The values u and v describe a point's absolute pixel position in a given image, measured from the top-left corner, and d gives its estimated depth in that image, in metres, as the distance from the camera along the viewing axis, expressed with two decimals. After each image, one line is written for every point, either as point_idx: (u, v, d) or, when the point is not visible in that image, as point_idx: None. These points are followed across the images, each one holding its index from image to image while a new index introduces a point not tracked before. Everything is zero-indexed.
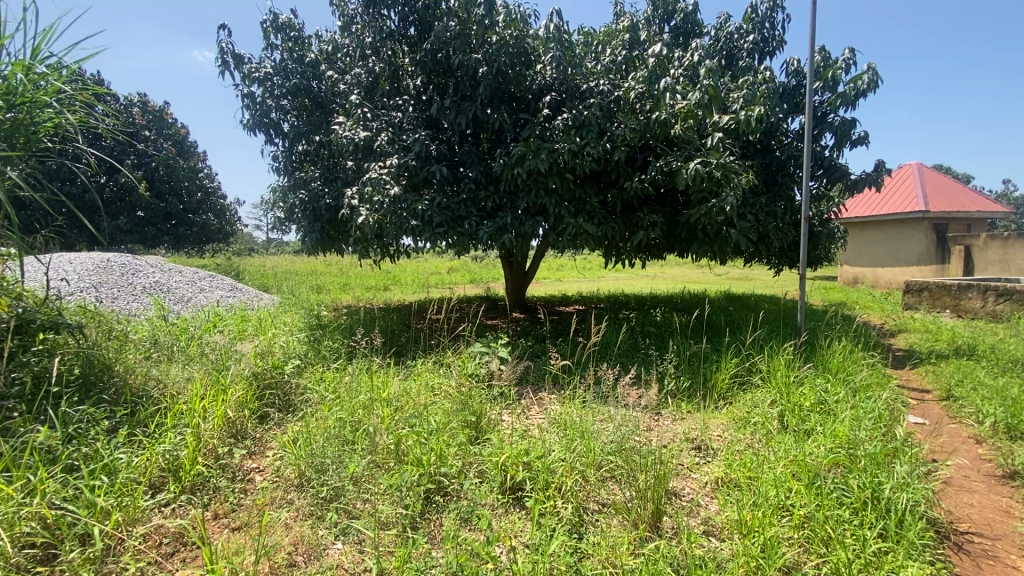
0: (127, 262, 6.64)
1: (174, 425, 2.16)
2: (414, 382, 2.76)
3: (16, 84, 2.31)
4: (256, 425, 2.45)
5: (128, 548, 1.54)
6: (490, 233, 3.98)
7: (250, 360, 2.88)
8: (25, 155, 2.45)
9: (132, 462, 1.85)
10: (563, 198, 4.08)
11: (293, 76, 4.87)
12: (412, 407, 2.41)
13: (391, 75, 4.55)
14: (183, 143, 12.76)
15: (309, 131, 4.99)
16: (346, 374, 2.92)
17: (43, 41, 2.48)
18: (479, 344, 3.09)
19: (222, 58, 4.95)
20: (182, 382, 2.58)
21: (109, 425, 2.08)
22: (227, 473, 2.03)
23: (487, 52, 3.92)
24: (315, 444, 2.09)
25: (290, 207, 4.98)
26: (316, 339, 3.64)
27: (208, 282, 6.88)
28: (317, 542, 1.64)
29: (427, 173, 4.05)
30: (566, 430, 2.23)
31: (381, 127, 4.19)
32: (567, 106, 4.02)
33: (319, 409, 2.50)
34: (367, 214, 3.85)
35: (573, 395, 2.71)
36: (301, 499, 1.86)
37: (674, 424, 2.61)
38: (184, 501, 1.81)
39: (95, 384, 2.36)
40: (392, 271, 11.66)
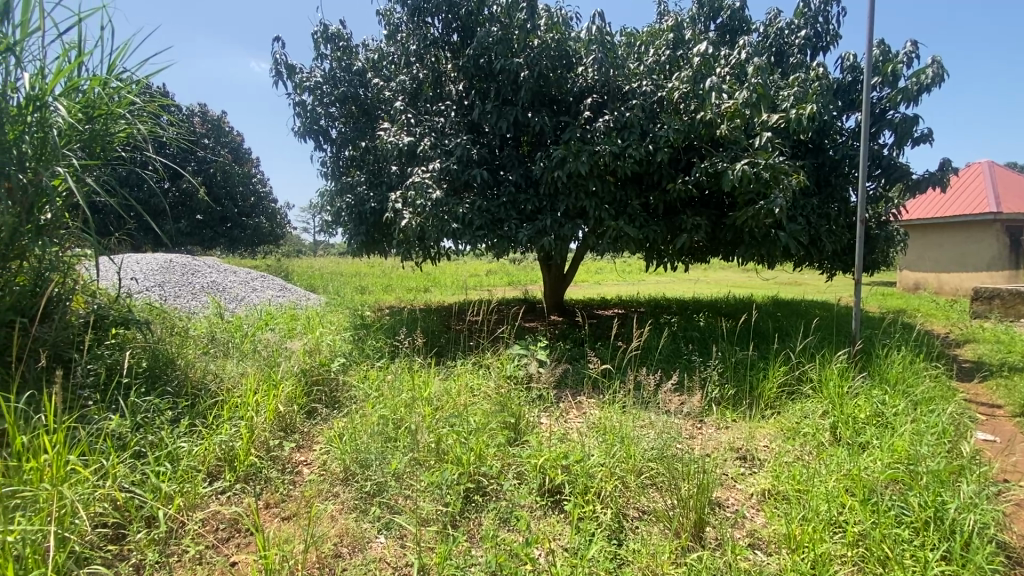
0: (187, 262, 7.06)
1: (230, 417, 2.28)
2: (454, 382, 2.80)
3: (94, 98, 2.52)
4: (305, 420, 2.56)
5: (188, 532, 1.64)
6: (530, 236, 4.00)
7: (299, 357, 3.02)
8: (102, 162, 2.65)
9: (192, 451, 1.96)
10: (604, 200, 4.04)
11: (341, 84, 5.09)
12: (452, 407, 2.45)
13: (435, 81, 4.65)
14: (238, 149, 13.43)
15: (356, 137, 5.18)
16: (389, 373, 3.00)
17: (119, 57, 2.70)
18: (517, 346, 3.10)
19: (276, 69, 5.20)
20: (237, 376, 2.73)
21: (172, 415, 2.23)
22: (278, 465, 2.12)
23: (529, 56, 3.95)
24: (359, 441, 2.16)
25: (336, 211, 5.18)
26: (360, 338, 3.76)
27: (259, 282, 7.20)
28: (362, 535, 1.69)
29: (467, 176, 4.12)
30: (605, 435, 2.20)
31: (424, 132, 4.31)
32: (610, 108, 3.99)
33: (363, 406, 2.59)
34: (411, 216, 3.94)
35: (613, 400, 2.68)
36: (346, 493, 1.92)
37: (718, 432, 2.54)
38: (239, 490, 1.91)
39: (161, 376, 2.51)
40: (432, 273, 11.94)
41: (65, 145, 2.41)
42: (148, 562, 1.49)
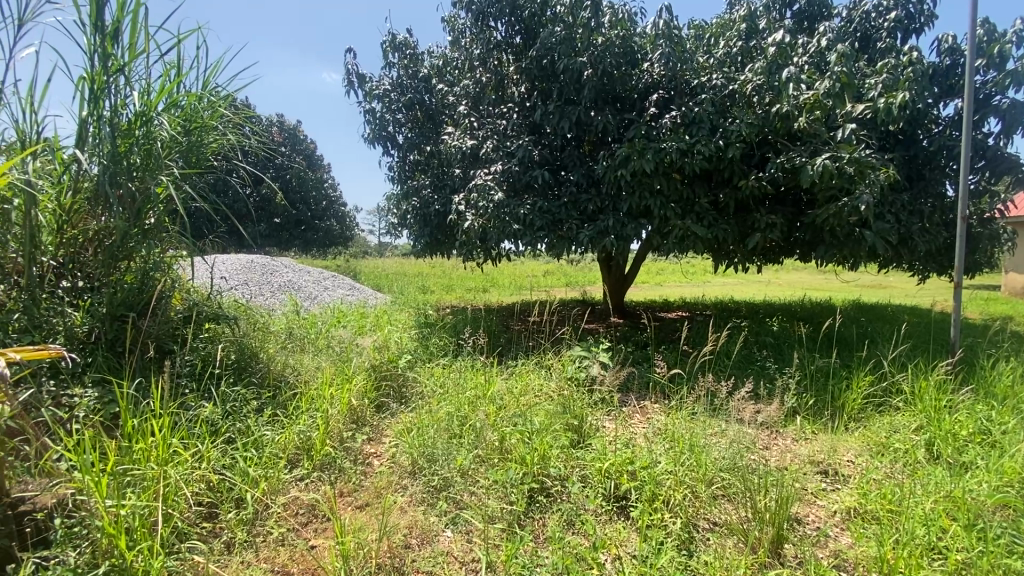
0: (267, 262, 7.57)
1: (307, 408, 2.41)
2: (517, 382, 2.81)
3: (192, 111, 2.75)
4: (375, 413, 2.67)
5: (272, 514, 1.74)
6: (591, 236, 3.95)
7: (369, 354, 3.16)
8: (198, 171, 2.90)
9: (275, 439, 2.10)
10: (670, 199, 3.92)
11: (408, 91, 5.30)
12: (516, 406, 2.46)
13: (497, 84, 4.69)
14: (312, 156, 14.26)
15: (421, 142, 5.36)
16: (453, 371, 3.07)
17: (212, 74, 2.94)
18: (579, 348, 3.07)
19: (348, 79, 5.47)
20: (313, 370, 2.89)
21: (257, 404, 2.39)
22: (351, 455, 2.22)
23: (593, 54, 3.90)
24: (426, 436, 2.23)
25: (402, 213, 5.40)
26: (425, 336, 3.88)
27: (330, 282, 7.59)
28: (430, 528, 1.74)
29: (529, 177, 4.14)
30: (673, 442, 2.13)
31: (487, 135, 4.43)
32: (677, 104, 3.86)
33: (429, 402, 2.66)
34: (473, 218, 4.05)
35: (680, 406, 2.59)
36: (414, 486, 1.98)
37: (796, 444, 2.39)
38: (316, 477, 2.02)
39: (247, 367, 2.70)
40: (492, 273, 12.09)
41: (167, 156, 2.63)
42: (238, 541, 1.60)
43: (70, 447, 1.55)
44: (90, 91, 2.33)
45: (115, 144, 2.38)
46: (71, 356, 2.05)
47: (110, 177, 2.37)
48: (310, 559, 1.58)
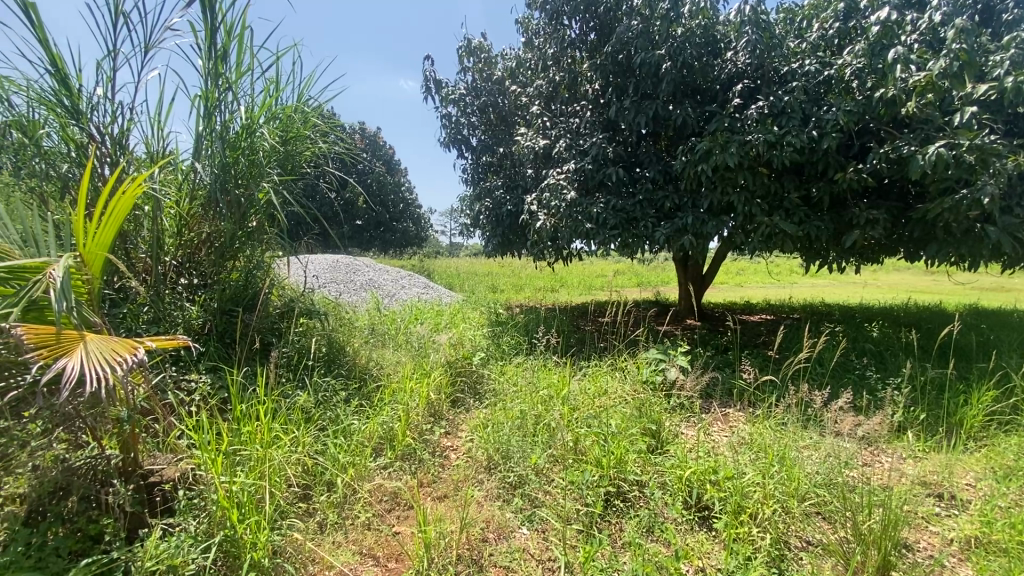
0: (350, 262, 8.04)
1: (389, 400, 2.54)
2: (591, 383, 2.78)
3: (290, 122, 2.98)
4: (451, 408, 2.75)
5: (359, 499, 1.85)
6: (668, 235, 3.83)
7: (445, 351, 3.26)
8: (294, 177, 3.14)
9: (361, 428, 2.22)
10: (755, 194, 3.70)
11: (482, 94, 5.42)
12: (591, 407, 2.43)
13: (571, 83, 4.63)
14: (391, 162, 14.97)
15: (494, 144, 5.46)
16: (526, 370, 3.09)
17: (306, 86, 3.16)
18: (654, 350, 2.98)
19: (426, 85, 5.69)
20: (394, 364, 3.03)
21: (344, 395, 2.55)
22: (430, 448, 2.31)
23: (672, 46, 3.76)
24: (501, 433, 2.27)
25: (475, 214, 5.53)
26: (497, 334, 3.94)
27: (407, 281, 7.92)
28: (507, 524, 1.76)
29: (602, 175, 4.07)
30: (760, 452, 2.01)
31: (560, 134, 4.46)
32: (764, 94, 3.63)
33: (503, 399, 2.70)
34: (545, 218, 4.11)
35: (767, 414, 2.43)
36: (490, 481, 2.02)
37: (904, 462, 2.16)
38: (398, 467, 2.12)
39: (335, 360, 2.88)
40: (561, 273, 12.04)
41: (268, 164, 2.88)
42: (330, 522, 1.71)
43: (190, 427, 1.73)
44: (204, 108, 2.59)
45: (226, 155, 2.63)
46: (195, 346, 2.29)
47: (221, 185, 2.62)
48: (394, 545, 1.66)
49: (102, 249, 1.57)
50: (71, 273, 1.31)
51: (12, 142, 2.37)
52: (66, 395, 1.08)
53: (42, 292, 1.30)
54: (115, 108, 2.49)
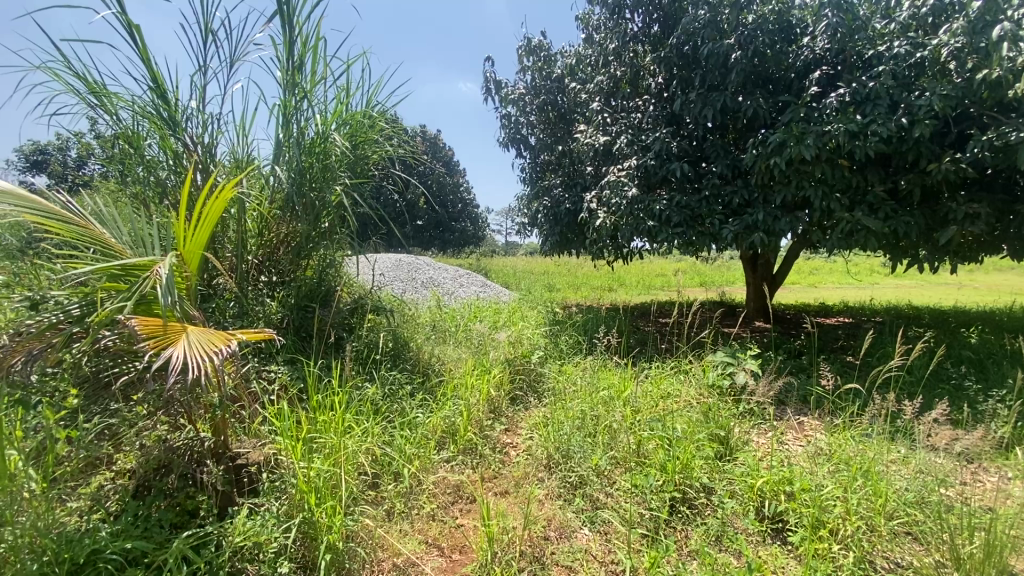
0: (410, 261, 8.28)
1: (451, 395, 2.60)
2: (653, 385, 2.71)
3: (360, 127, 3.11)
4: (510, 405, 2.77)
5: (424, 491, 1.91)
6: (736, 232, 3.66)
7: (504, 349, 3.29)
8: (363, 180, 3.28)
9: (426, 421, 2.29)
10: (835, 188, 3.47)
11: (542, 93, 5.43)
12: (654, 410, 2.37)
13: (633, 77, 4.52)
14: (450, 163, 15.29)
15: (553, 142, 5.45)
16: (585, 370, 3.06)
17: (375, 92, 3.29)
18: (721, 353, 2.86)
19: (487, 86, 5.77)
20: (455, 361, 3.10)
21: (409, 389, 2.64)
22: (490, 444, 2.34)
23: (742, 35, 3.59)
24: (562, 432, 2.26)
25: (533, 212, 5.53)
26: (556, 333, 3.93)
27: (464, 279, 8.07)
28: (568, 523, 1.75)
29: (666, 171, 3.95)
30: (840, 464, 1.88)
31: (621, 130, 4.38)
32: (845, 80, 3.39)
33: (563, 398, 2.69)
34: (605, 216, 4.07)
35: (847, 424, 2.27)
36: (551, 480, 2.02)
37: (1011, 484, 1.95)
38: (461, 461, 2.16)
39: (401, 354, 2.99)
40: (619, 272, 11.80)
41: (340, 168, 3.03)
42: (397, 511, 1.78)
43: (272, 414, 1.86)
44: (283, 116, 2.77)
45: (302, 159, 2.79)
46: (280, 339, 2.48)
47: (298, 188, 2.79)
48: (458, 537, 1.70)
49: (198, 248, 1.72)
50: (174, 271, 1.45)
51: (122, 153, 2.65)
52: (171, 378, 1.21)
53: (149, 288, 1.44)
54: (207, 119, 2.70)
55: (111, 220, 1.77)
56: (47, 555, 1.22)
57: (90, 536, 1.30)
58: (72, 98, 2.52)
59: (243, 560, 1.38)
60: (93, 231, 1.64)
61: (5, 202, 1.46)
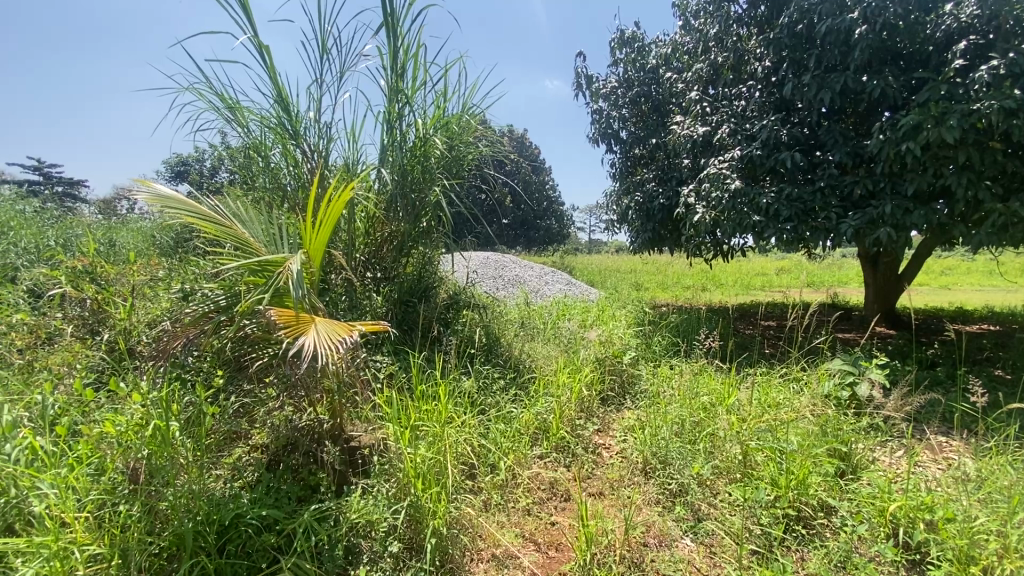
0: (498, 259, 8.36)
1: (543, 392, 2.60)
2: (759, 392, 2.52)
3: (456, 130, 3.21)
4: (601, 406, 2.72)
5: (520, 485, 1.94)
6: (856, 227, 3.31)
7: (595, 348, 3.23)
8: (459, 180, 3.39)
9: (520, 417, 2.32)
10: (984, 175, 3.01)
11: (635, 85, 5.28)
12: (761, 419, 2.20)
13: (736, 62, 4.22)
14: (536, 161, 15.36)
15: (646, 135, 5.26)
16: (682, 373, 2.92)
17: (471, 95, 3.38)
18: (839, 361, 2.59)
19: (578, 82, 5.73)
20: (545, 358, 3.11)
21: (502, 384, 2.69)
22: (583, 443, 2.31)
23: (867, 7, 3.22)
24: (659, 436, 2.17)
25: (624, 209, 5.33)
26: (648, 333, 3.79)
27: (550, 278, 8.00)
28: (668, 532, 1.68)
29: (774, 162, 3.66)
30: (994, 494, 1.63)
31: (722, 119, 4.13)
32: (1001, 50, 2.91)
33: (658, 401, 2.59)
34: (704, 211, 3.89)
35: (1000, 449, 1.96)
36: (648, 485, 1.95)
37: None
38: (554, 458, 2.16)
39: (493, 350, 3.06)
40: (712, 271, 11.15)
41: (438, 169, 3.14)
42: (495, 502, 1.82)
43: (381, 401, 1.98)
44: (386, 121, 2.93)
45: (403, 162, 2.94)
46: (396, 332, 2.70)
47: (400, 190, 2.94)
48: (555, 534, 1.71)
49: (320, 246, 1.88)
50: (302, 267, 1.59)
51: (253, 161, 2.95)
52: (305, 363, 1.35)
53: (282, 283, 1.59)
54: (322, 127, 2.92)
55: (249, 221, 1.98)
56: (200, 515, 1.38)
57: (234, 501, 1.47)
58: (213, 114, 2.85)
59: (358, 536, 1.49)
60: (236, 231, 1.84)
61: (170, 207, 1.79)
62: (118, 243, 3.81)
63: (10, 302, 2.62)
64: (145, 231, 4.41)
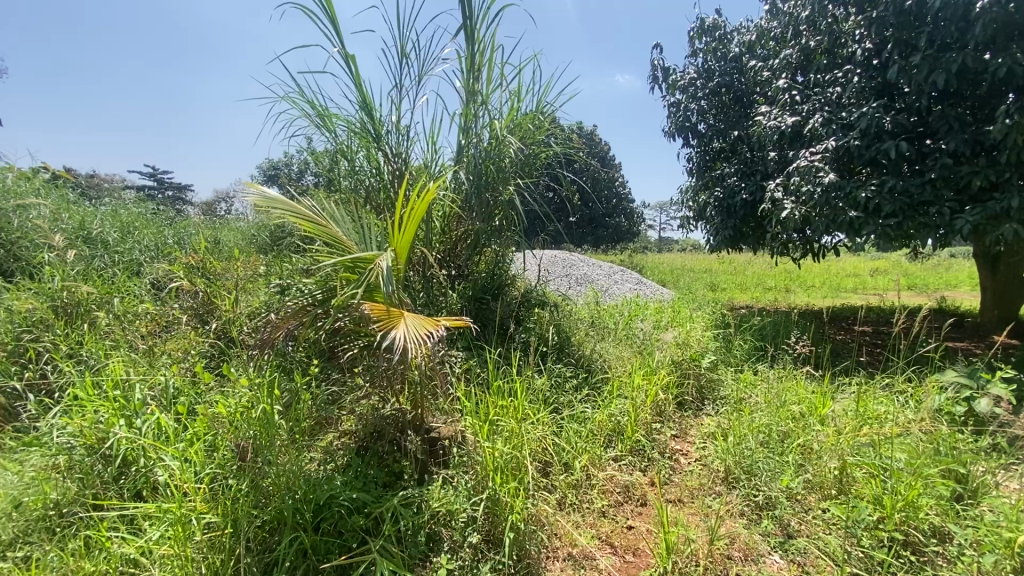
0: (567, 258, 8.29)
1: (617, 394, 2.55)
2: (856, 403, 2.32)
3: (531, 128, 3.22)
4: (677, 410, 2.63)
5: (595, 485, 1.92)
6: (975, 224, 2.96)
7: (671, 349, 3.12)
8: (533, 178, 3.39)
9: (595, 417, 2.29)
10: None
11: (716, 76, 5.04)
12: (859, 433, 2.03)
13: (831, 46, 3.90)
14: (605, 158, 15.11)
15: (727, 128, 5.00)
16: (767, 379, 2.75)
17: (545, 93, 3.37)
18: (953, 372, 2.32)
19: (654, 74, 5.56)
20: (618, 359, 3.05)
21: (575, 383, 2.67)
22: (659, 448, 2.25)
23: None
24: (744, 445, 2.06)
25: (702, 206, 5.11)
26: (727, 336, 3.61)
27: (620, 278, 7.80)
28: (754, 546, 1.60)
29: (875, 152, 3.35)
30: None
31: (814, 107, 3.84)
32: None
33: (740, 409, 2.46)
34: (793, 207, 3.64)
35: None
36: (732, 496, 1.86)
37: None
38: (630, 461, 2.12)
39: (566, 348, 3.04)
40: (796, 270, 10.42)
41: (512, 168, 3.17)
42: (571, 501, 1.81)
43: (460, 395, 2.04)
44: (463, 122, 3.00)
45: (479, 162, 3.00)
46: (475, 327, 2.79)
47: (476, 189, 3.00)
48: (632, 538, 1.68)
49: (405, 245, 1.96)
50: (392, 263, 1.68)
51: (339, 164, 3.12)
52: (397, 357, 1.43)
53: (373, 279, 1.68)
54: (402, 130, 3.04)
55: (341, 219, 2.09)
56: (299, 494, 1.49)
57: (328, 483, 1.57)
58: (306, 121, 3.05)
59: (439, 524, 1.54)
60: (331, 230, 1.96)
61: (275, 207, 1.93)
62: (222, 242, 4.19)
63: (137, 294, 2.96)
64: (244, 230, 4.81)
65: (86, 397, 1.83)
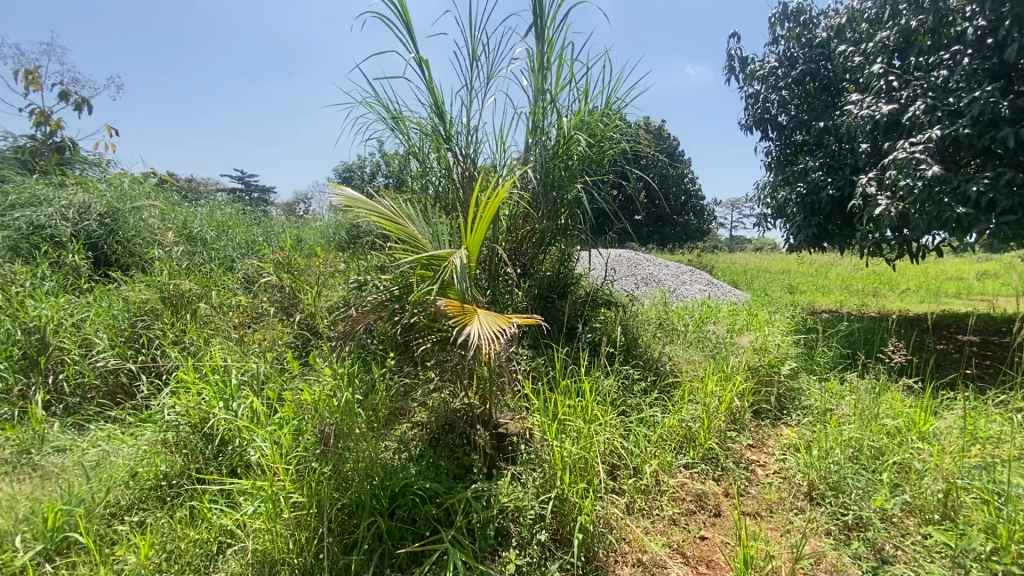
0: (634, 258, 8.12)
1: (688, 399, 2.46)
2: (963, 420, 2.09)
3: (600, 125, 3.17)
4: (754, 419, 2.49)
5: (666, 491, 1.87)
6: None
7: (746, 354, 2.96)
8: (601, 176, 3.33)
9: (665, 422, 2.22)
10: None
11: (799, 64, 4.72)
12: (966, 453, 1.83)
13: (936, 25, 3.53)
14: (674, 154, 14.59)
15: (811, 119, 4.66)
16: (855, 390, 2.54)
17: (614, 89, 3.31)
18: None
19: (730, 65, 5.28)
20: (688, 363, 2.94)
21: (643, 386, 2.61)
22: (734, 457, 2.14)
23: None
24: (830, 459, 1.92)
25: (782, 203, 4.79)
26: (810, 342, 3.38)
27: (690, 278, 7.52)
28: (844, 569, 1.49)
29: (988, 141, 3.01)
30: None
31: (914, 94, 3.48)
32: None
33: (825, 421, 2.29)
34: (888, 202, 3.29)
35: None
36: (817, 513, 1.74)
37: None
38: (702, 469, 2.04)
39: (633, 349, 2.98)
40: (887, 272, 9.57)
41: (580, 166, 3.14)
42: (640, 506, 1.77)
43: (528, 393, 2.04)
44: (531, 120, 3.00)
45: (547, 160, 3.00)
46: (542, 326, 2.80)
47: (545, 187, 3.00)
48: (704, 549, 1.63)
49: (476, 243, 1.99)
50: (466, 260, 1.71)
51: (412, 165, 3.22)
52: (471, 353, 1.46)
53: (447, 276, 1.72)
54: (472, 130, 3.09)
55: (416, 218, 2.15)
56: (377, 480, 1.57)
57: (403, 471, 1.64)
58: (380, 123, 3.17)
59: (507, 519, 1.57)
60: (407, 229, 2.03)
61: (357, 206, 2.02)
62: (304, 240, 4.46)
63: (231, 288, 3.22)
64: (323, 229, 5.09)
65: (191, 381, 2.01)
